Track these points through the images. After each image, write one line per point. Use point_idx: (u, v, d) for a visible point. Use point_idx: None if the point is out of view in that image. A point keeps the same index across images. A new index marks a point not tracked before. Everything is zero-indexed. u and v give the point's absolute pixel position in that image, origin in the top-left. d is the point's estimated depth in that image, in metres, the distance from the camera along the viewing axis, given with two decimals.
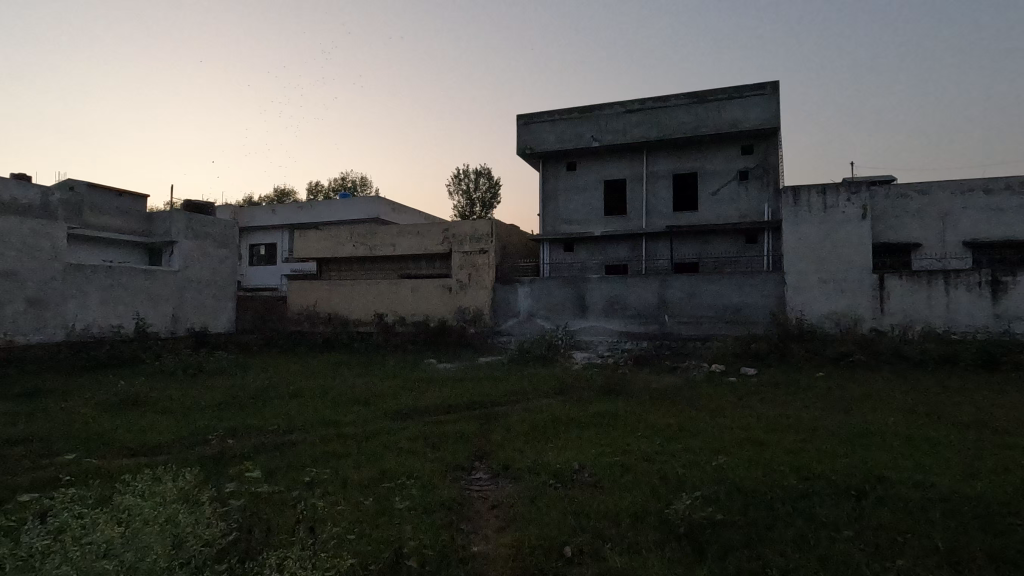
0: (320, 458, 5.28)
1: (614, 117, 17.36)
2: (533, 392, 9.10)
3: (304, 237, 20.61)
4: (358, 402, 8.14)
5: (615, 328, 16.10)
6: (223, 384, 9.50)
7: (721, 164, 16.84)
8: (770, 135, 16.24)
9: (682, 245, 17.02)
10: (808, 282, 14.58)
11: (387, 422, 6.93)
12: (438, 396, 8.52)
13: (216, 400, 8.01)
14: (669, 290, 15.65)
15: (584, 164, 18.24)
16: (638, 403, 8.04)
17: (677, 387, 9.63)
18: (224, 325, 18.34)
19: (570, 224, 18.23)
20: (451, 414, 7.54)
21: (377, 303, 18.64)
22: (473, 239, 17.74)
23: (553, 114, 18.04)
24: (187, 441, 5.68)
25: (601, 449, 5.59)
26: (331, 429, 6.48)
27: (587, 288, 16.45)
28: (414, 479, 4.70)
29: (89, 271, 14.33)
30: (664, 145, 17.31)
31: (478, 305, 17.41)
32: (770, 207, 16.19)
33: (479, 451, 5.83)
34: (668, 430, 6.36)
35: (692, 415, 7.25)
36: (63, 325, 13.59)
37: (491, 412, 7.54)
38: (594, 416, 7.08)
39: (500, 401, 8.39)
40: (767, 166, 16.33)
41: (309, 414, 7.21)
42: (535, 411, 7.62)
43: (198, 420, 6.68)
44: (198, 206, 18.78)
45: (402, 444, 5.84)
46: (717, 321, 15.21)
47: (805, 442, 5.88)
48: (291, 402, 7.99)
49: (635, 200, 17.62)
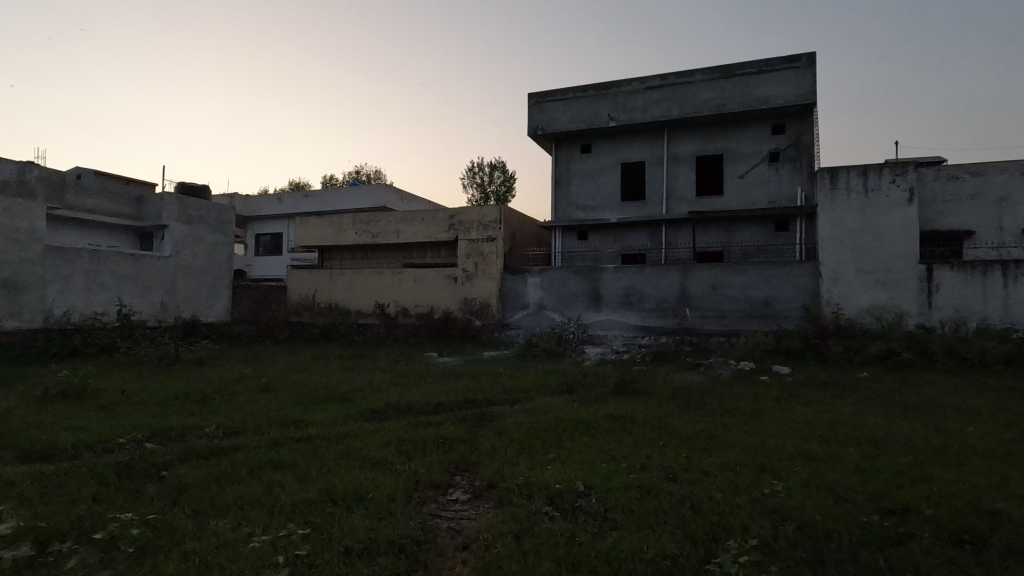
0: (257, 469, 4.21)
1: (633, 95, 16.06)
2: (537, 390, 7.94)
3: (305, 224, 19.65)
4: (333, 399, 7.03)
5: (631, 322, 14.87)
6: (191, 376, 8.46)
7: (749, 145, 15.48)
8: (803, 113, 14.85)
9: (705, 232, 15.69)
10: (846, 273, 13.20)
11: (358, 424, 5.80)
12: (426, 393, 7.40)
13: (170, 394, 6.97)
14: (691, 281, 14.38)
15: (600, 146, 16.98)
16: (659, 405, 6.85)
17: (704, 388, 8.39)
18: (219, 315, 17.49)
19: (584, 211, 17.01)
20: (438, 415, 6.40)
21: (378, 293, 17.63)
22: (480, 226, 16.62)
23: (566, 92, 16.78)
24: (103, 444, 4.63)
25: (615, 464, 4.46)
26: (290, 432, 5.41)
27: (601, 279, 15.23)
28: (369, 502, 3.60)
29: (71, 255, 13.52)
30: (686, 125, 15.97)
31: (484, 296, 16.30)
32: (804, 192, 14.81)
33: (461, 463, 4.71)
34: (696, 440, 5.19)
35: (725, 421, 6.04)
36: (41, 312, 12.79)
37: (486, 414, 6.42)
38: (606, 421, 5.92)
39: (498, 400, 7.28)
40: (800, 147, 14.94)
41: (271, 412, 6.15)
42: (538, 412, 6.50)
43: (133, 418, 5.63)
44: (192, 189, 17.89)
45: (368, 452, 4.74)
46: (744, 315, 13.91)
47: (873, 458, 4.68)
48: (256, 398, 6.93)
49: (655, 185, 16.32)
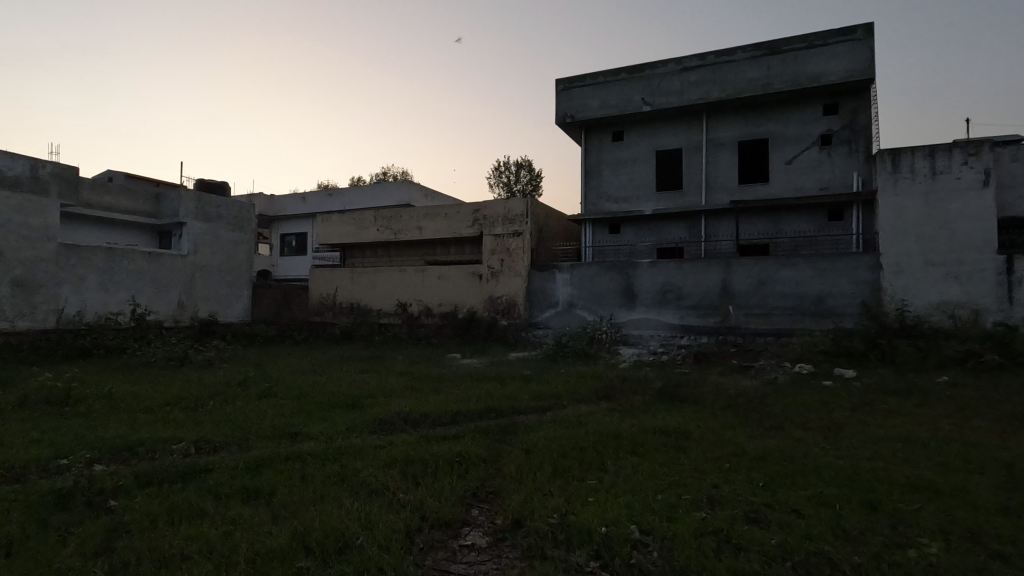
0: (227, 500, 3.39)
1: (669, 77, 14.94)
2: (571, 396, 7.00)
3: (326, 221, 19.05)
4: (339, 407, 6.21)
5: (668, 321, 13.77)
6: (191, 379, 7.78)
7: (797, 127, 14.19)
8: (859, 90, 13.51)
9: (749, 224, 14.47)
10: (911, 266, 11.85)
11: (363, 438, 4.96)
12: (444, 400, 6.54)
13: (159, 400, 6.27)
14: (734, 276, 13.20)
15: (632, 133, 15.90)
16: (715, 416, 5.84)
17: (762, 393, 7.31)
18: (238, 315, 17.04)
19: (616, 202, 15.97)
20: (455, 426, 5.51)
21: (400, 292, 16.91)
22: (506, 220, 15.72)
23: (597, 76, 15.75)
24: (52, 462, 3.88)
25: (677, 497, 3.51)
26: (282, 447, 4.59)
27: (635, 275, 14.18)
28: (357, 554, 2.73)
29: (85, 252, 13.16)
30: (727, 107, 14.77)
31: (511, 294, 15.41)
32: (860, 177, 13.48)
33: (480, 491, 3.80)
34: (772, 464, 4.19)
35: (800, 437, 5.01)
36: (54, 311, 12.42)
37: (512, 425, 5.53)
38: (656, 436, 4.95)
39: (526, 408, 6.37)
40: (855, 128, 13.60)
41: (265, 421, 5.38)
42: (571, 423, 5.55)
43: (106, 429, 4.92)
44: (211, 186, 17.50)
45: (366, 475, 3.89)
46: (794, 313, 12.67)
47: (1013, 493, 3.60)
48: (254, 404, 6.18)
49: (693, 173, 15.17)
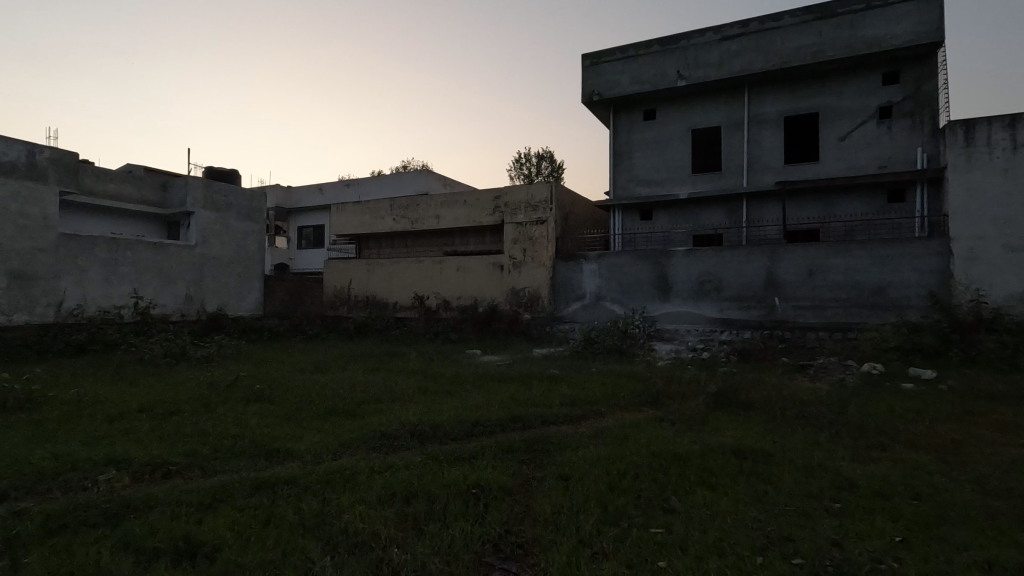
0: (155, 563, 2.47)
1: (706, 47, 13.65)
2: (609, 402, 5.94)
3: (341, 211, 18.21)
4: (336, 415, 5.25)
5: (706, 315, 12.57)
6: (178, 380, 6.92)
7: (852, 100, 12.79)
8: (924, 56, 12.06)
9: (797, 207, 13.15)
10: (988, 251, 10.44)
11: (357, 459, 3.99)
12: (461, 407, 5.55)
13: (130, 405, 5.41)
14: (781, 264, 11.93)
15: (666, 111, 14.66)
16: (792, 429, 4.73)
17: (836, 399, 6.13)
18: (249, 308, 16.32)
19: (648, 186, 14.77)
20: (472, 442, 4.52)
21: (417, 284, 16.00)
22: (528, 207, 14.66)
23: (626, 49, 14.54)
24: None
25: (783, 565, 2.48)
26: (253, 472, 3.66)
27: (670, 264, 12.99)
28: None
29: (87, 243, 12.50)
30: (772, 80, 13.44)
31: (534, 285, 14.36)
32: (925, 153, 12.06)
33: (505, 542, 2.81)
34: (898, 508, 3.09)
35: (915, 464, 3.88)
36: (54, 304, 11.79)
37: (542, 440, 4.50)
38: (727, 459, 3.89)
39: (557, 416, 5.32)
40: (919, 99, 12.16)
41: (243, 434, 4.46)
42: (615, 439, 4.49)
43: (46, 445, 4.05)
44: (221, 174, 16.81)
45: (352, 518, 2.94)
46: (850, 305, 11.33)
47: None
48: (237, 411, 5.27)
49: (732, 153, 13.90)
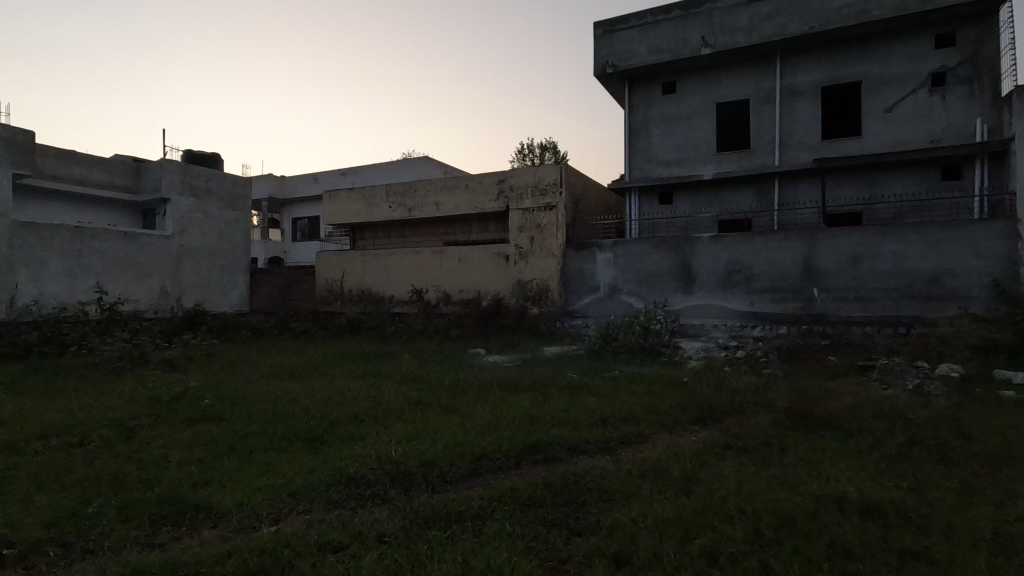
0: None
1: (734, 10, 12.22)
2: (652, 421, 4.62)
3: (334, 199, 16.86)
4: (296, 446, 3.95)
5: (735, 308, 11.24)
6: (117, 392, 5.65)
7: (900, 66, 11.39)
8: (985, 14, 10.64)
9: (837, 187, 11.79)
10: None
11: (303, 526, 2.70)
12: (460, 430, 4.23)
13: (29, 431, 4.15)
14: (822, 251, 10.54)
15: (688, 84, 13.29)
16: (919, 468, 3.41)
17: (940, 413, 4.78)
18: (232, 304, 15.04)
19: (668, 167, 13.42)
20: (476, 489, 3.21)
21: (415, 277, 14.69)
22: (536, 191, 13.32)
23: (644, 15, 13.14)
24: None
25: None
26: (140, 554, 2.39)
27: (694, 252, 11.63)
28: None
29: (47, 231, 11.23)
30: (808, 45, 12.03)
31: (543, 277, 13.04)
32: (985, 125, 10.65)
33: None
34: None
35: None
36: (8, 300, 10.54)
37: (575, 485, 3.19)
38: (863, 528, 2.58)
39: (589, 444, 4.00)
40: (978, 63, 10.75)
41: (154, 481, 3.19)
42: (677, 485, 3.16)
43: None
44: (201, 158, 15.48)
45: None
46: (901, 297, 9.94)
47: None
48: (167, 440, 3.99)
49: (763, 129, 12.54)
